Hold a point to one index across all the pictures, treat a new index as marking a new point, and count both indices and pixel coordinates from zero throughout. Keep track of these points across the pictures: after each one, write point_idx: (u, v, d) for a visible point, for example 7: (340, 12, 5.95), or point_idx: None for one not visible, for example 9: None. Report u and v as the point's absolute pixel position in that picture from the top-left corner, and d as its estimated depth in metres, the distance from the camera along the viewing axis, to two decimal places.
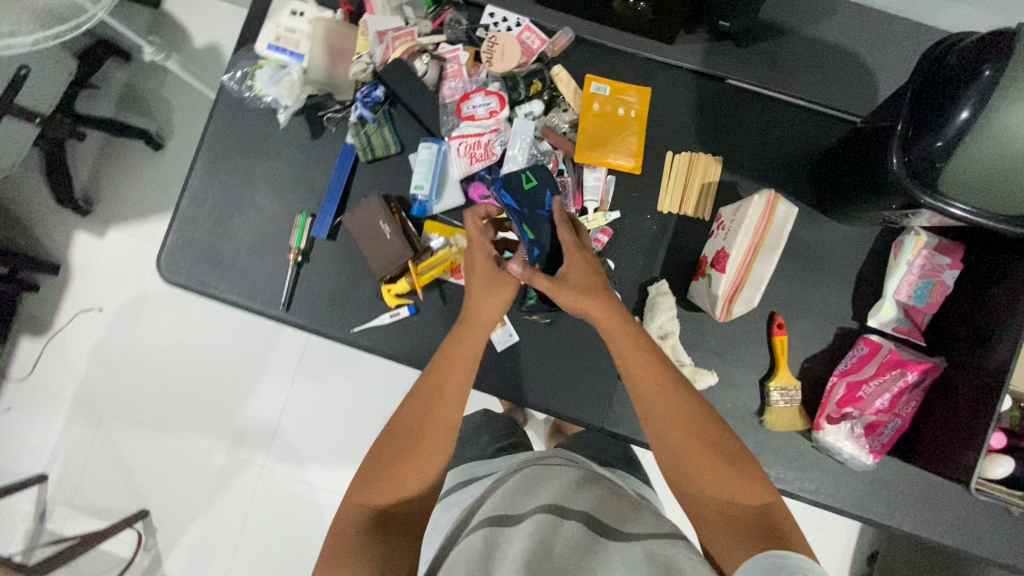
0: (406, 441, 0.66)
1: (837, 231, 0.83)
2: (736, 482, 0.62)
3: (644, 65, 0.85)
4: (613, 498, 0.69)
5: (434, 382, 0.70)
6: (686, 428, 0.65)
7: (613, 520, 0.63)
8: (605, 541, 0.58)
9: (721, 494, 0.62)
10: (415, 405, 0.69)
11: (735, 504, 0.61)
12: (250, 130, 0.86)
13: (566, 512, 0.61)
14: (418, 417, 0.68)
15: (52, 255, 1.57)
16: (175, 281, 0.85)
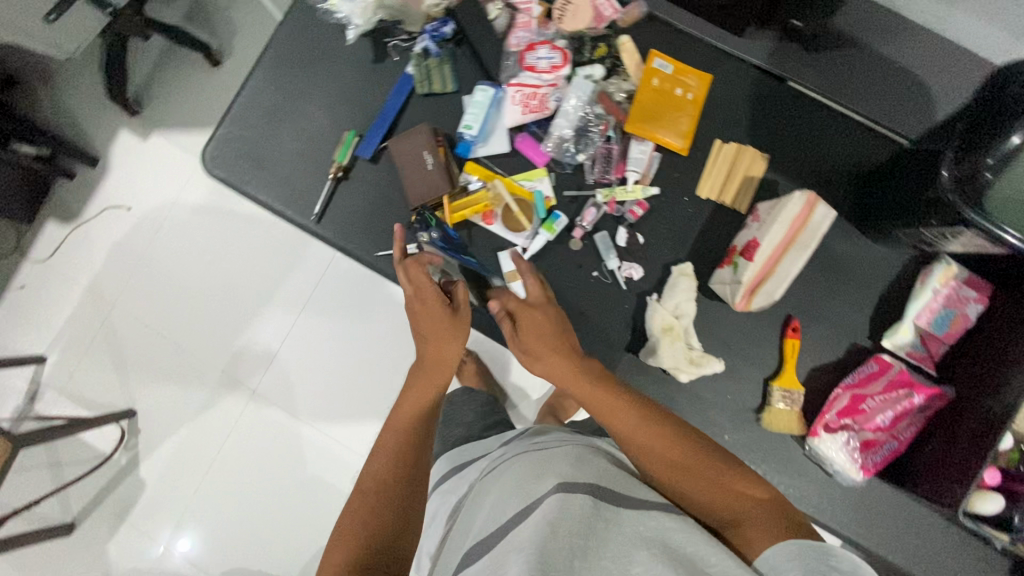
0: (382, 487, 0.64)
1: (868, 249, 0.83)
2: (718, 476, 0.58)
3: (709, 52, 0.86)
4: (605, 460, 0.66)
5: (405, 424, 0.70)
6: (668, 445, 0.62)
7: (614, 485, 0.60)
8: (610, 506, 0.56)
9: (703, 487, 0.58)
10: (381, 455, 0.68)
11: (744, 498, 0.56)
12: (316, 42, 0.88)
13: (570, 487, 0.57)
14: (388, 467, 0.66)
15: (93, 147, 1.60)
16: (216, 173, 0.87)
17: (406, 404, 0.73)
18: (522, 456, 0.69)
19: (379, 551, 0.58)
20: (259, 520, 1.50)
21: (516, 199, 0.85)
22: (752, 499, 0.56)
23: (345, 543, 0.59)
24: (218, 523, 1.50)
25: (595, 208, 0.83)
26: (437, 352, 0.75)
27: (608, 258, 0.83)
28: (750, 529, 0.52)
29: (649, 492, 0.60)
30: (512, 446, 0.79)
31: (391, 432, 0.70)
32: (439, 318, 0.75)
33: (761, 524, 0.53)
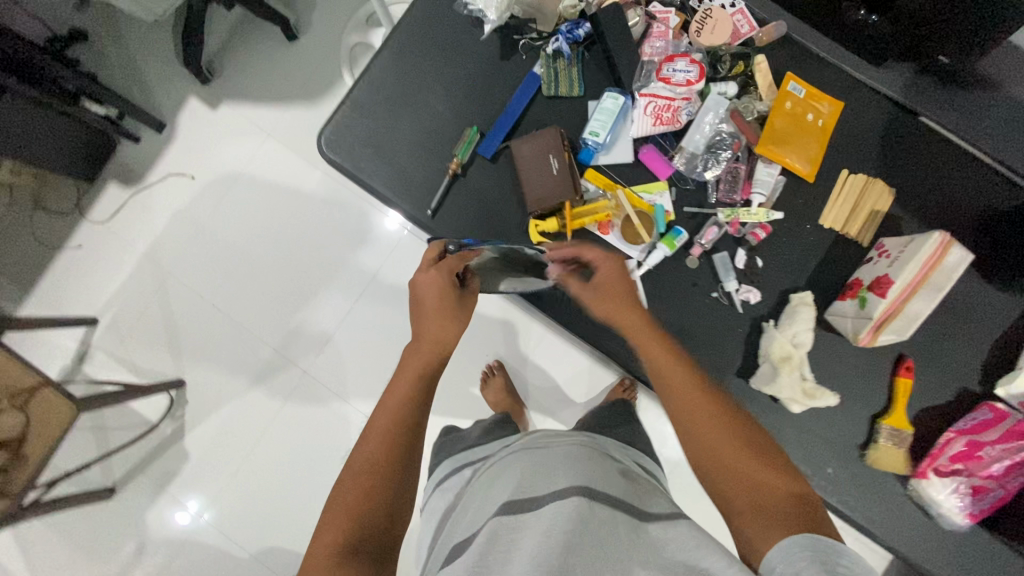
0: (379, 466, 0.64)
1: (985, 293, 0.83)
2: (740, 460, 0.59)
3: (843, 78, 0.84)
4: (598, 464, 0.69)
5: (404, 402, 0.70)
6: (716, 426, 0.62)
7: (609, 489, 0.62)
8: (603, 506, 0.59)
9: (723, 470, 0.60)
10: (380, 428, 0.68)
11: (773, 494, 0.56)
12: (444, 32, 0.86)
13: (567, 485, 0.61)
14: (385, 449, 0.66)
15: (161, 112, 1.58)
16: (332, 157, 0.86)
17: (405, 378, 0.72)
18: (525, 455, 0.71)
19: (368, 531, 0.61)
20: (302, 503, 1.49)
21: (638, 212, 0.84)
22: (771, 492, 0.57)
23: (336, 515, 0.61)
24: (260, 502, 1.49)
25: (717, 227, 0.82)
26: (437, 331, 0.73)
27: (726, 280, 0.82)
28: (752, 525, 0.55)
29: (637, 501, 0.63)
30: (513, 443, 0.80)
31: (387, 408, 0.69)
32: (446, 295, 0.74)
33: (765, 518, 0.54)
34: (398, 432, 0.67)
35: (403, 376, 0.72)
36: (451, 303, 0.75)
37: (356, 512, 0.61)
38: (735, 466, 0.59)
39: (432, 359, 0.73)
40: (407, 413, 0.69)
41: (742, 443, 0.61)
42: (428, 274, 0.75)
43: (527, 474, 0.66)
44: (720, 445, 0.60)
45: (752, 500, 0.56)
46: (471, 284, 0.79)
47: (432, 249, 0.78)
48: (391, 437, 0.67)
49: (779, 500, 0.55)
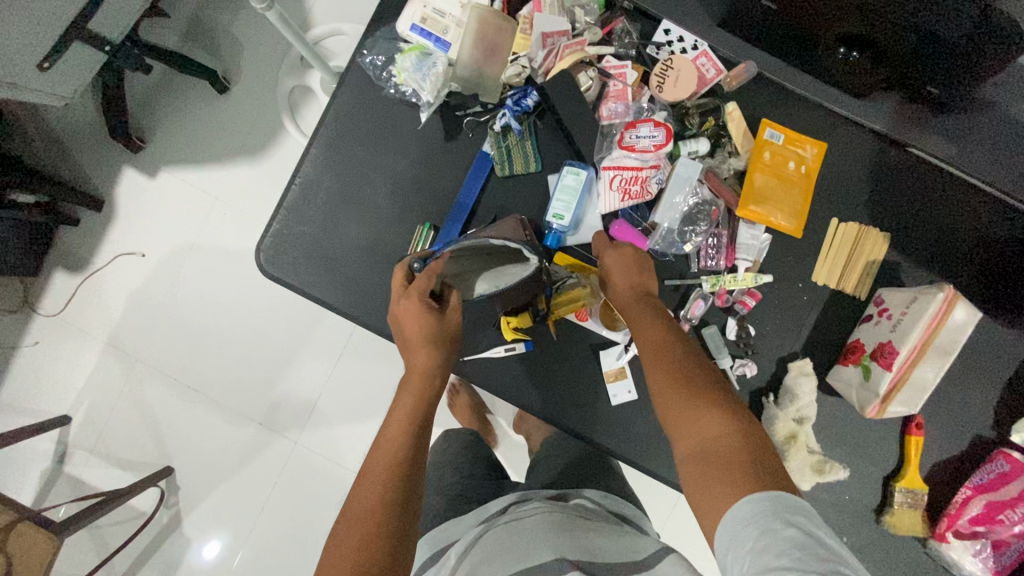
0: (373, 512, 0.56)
1: (996, 332, 0.77)
2: (694, 410, 0.57)
3: (825, 117, 0.77)
4: (582, 526, 0.65)
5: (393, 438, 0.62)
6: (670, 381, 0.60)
7: (583, 553, 0.59)
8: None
9: (680, 423, 0.58)
10: (374, 472, 0.60)
11: (719, 445, 0.55)
12: (377, 118, 0.76)
13: (538, 565, 0.57)
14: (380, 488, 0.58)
15: (98, 189, 1.47)
16: (274, 274, 0.77)
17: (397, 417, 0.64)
18: (493, 531, 0.66)
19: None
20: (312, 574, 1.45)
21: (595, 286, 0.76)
22: (721, 440, 0.55)
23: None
24: None
25: (703, 300, 0.76)
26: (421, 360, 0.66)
27: (720, 358, 0.76)
28: (700, 485, 0.54)
29: (617, 557, 0.60)
30: (492, 510, 0.73)
31: (379, 452, 0.62)
32: (424, 319, 0.66)
33: (711, 476, 0.53)
34: (396, 474, 0.59)
35: (397, 410, 0.65)
36: (432, 324, 0.66)
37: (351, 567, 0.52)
38: (686, 416, 0.58)
39: (422, 391, 0.66)
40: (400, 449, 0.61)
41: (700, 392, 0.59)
42: (401, 300, 0.67)
43: (490, 547, 0.63)
44: (681, 396, 0.59)
45: (700, 453, 0.56)
46: (451, 298, 0.68)
47: (398, 273, 0.69)
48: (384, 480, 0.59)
49: (730, 449, 0.54)
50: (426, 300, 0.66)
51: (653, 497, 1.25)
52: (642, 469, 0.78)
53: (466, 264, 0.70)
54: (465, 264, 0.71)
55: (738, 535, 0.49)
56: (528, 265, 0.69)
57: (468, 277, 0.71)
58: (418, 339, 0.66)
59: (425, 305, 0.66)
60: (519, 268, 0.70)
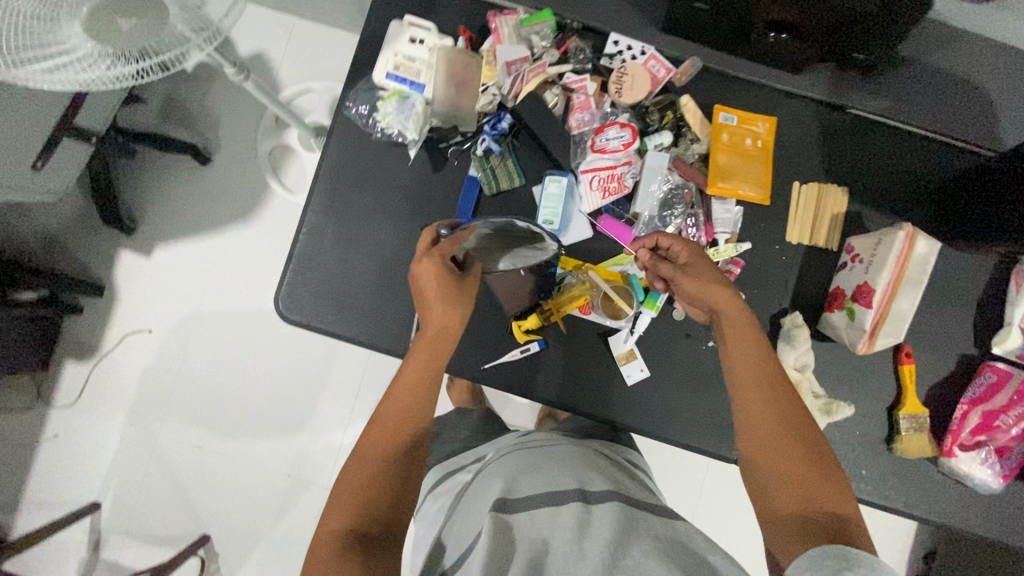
0: (384, 457, 0.63)
1: (959, 259, 0.84)
2: (811, 481, 0.59)
3: (769, 94, 0.85)
4: (593, 464, 0.71)
5: (411, 389, 0.67)
6: (779, 427, 0.62)
7: (583, 479, 0.65)
8: (596, 496, 0.62)
9: (777, 470, 0.61)
10: (389, 419, 0.66)
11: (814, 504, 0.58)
12: (368, 162, 0.83)
13: (555, 494, 0.62)
14: (393, 433, 0.65)
15: (97, 276, 1.51)
16: (295, 319, 0.82)
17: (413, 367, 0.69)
18: (518, 458, 0.72)
19: (373, 516, 0.60)
20: None
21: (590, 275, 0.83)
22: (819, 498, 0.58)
23: (341, 505, 0.60)
24: None
25: None
26: (438, 320, 0.71)
27: None
28: (786, 526, 0.58)
29: (612, 482, 0.66)
30: (513, 445, 0.81)
31: (396, 397, 0.67)
32: (446, 282, 0.72)
33: (807, 540, 0.56)
34: (405, 427, 0.65)
35: (414, 360, 0.69)
36: (453, 285, 0.73)
37: (361, 502, 0.60)
38: (795, 481, 0.60)
39: (435, 349, 0.70)
40: (413, 401, 0.67)
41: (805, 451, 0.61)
42: (422, 258, 0.72)
43: (515, 469, 0.69)
44: (788, 449, 0.61)
45: (799, 519, 0.57)
46: (471, 269, 0.77)
47: (425, 235, 0.75)
48: (397, 429, 0.65)
49: (829, 522, 0.57)
50: (448, 263, 0.73)
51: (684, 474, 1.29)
52: (667, 442, 0.83)
53: (489, 241, 0.78)
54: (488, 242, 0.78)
55: (814, 562, 0.51)
56: (546, 249, 0.79)
57: (488, 254, 0.79)
58: (436, 298, 0.72)
59: (446, 267, 0.72)
60: (534, 252, 0.80)
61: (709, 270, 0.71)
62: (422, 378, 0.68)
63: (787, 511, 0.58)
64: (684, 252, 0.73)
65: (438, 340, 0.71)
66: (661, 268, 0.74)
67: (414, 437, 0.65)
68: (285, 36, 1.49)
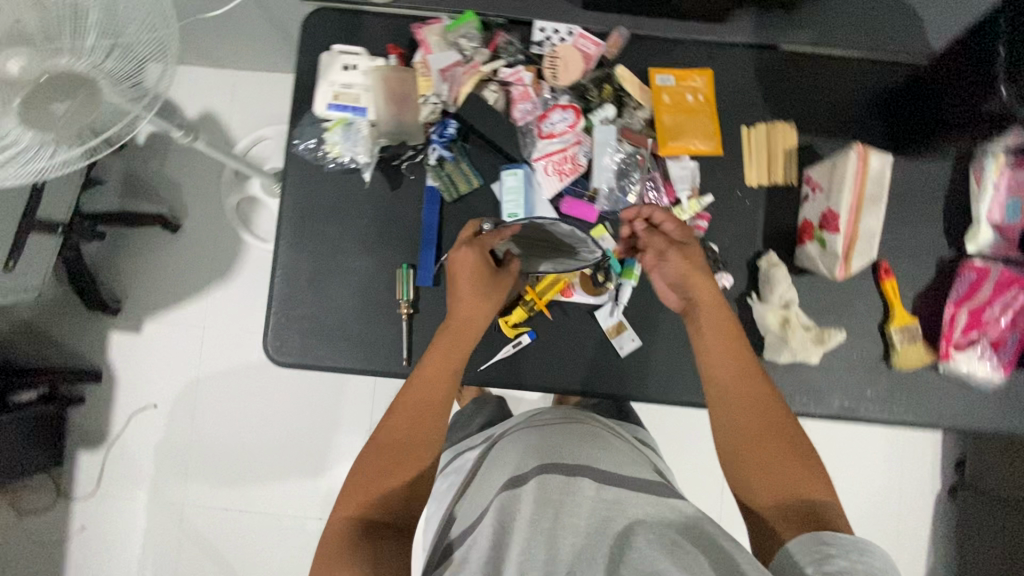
0: (397, 448, 0.70)
1: (916, 167, 0.86)
2: (799, 475, 0.64)
3: (700, 49, 0.87)
4: (597, 437, 0.76)
5: (430, 382, 0.73)
6: (758, 419, 0.68)
7: (590, 456, 0.70)
8: (609, 470, 0.68)
9: (760, 463, 0.66)
10: (409, 410, 0.72)
11: (796, 492, 0.63)
12: (327, 195, 0.84)
13: (570, 467, 0.68)
14: (409, 423, 0.71)
15: (93, 363, 1.51)
16: (288, 360, 0.83)
17: (434, 362, 0.74)
18: (530, 428, 0.79)
19: (383, 505, 0.67)
20: None
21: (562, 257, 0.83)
22: (801, 487, 0.64)
23: (357, 492, 0.67)
24: None
25: None
26: (465, 313, 0.76)
27: None
28: (772, 513, 0.63)
29: (618, 457, 0.72)
30: (523, 420, 0.88)
31: (416, 390, 0.73)
32: (480, 275, 0.76)
33: (793, 524, 0.61)
34: (423, 420, 0.72)
35: (435, 354, 0.75)
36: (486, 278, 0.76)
37: (377, 490, 0.67)
38: (778, 474, 0.65)
39: (458, 343, 0.76)
40: (434, 396, 0.73)
41: (784, 442, 0.67)
42: (462, 248, 0.76)
43: (528, 442, 0.76)
44: (767, 441, 0.67)
45: (782, 505, 0.63)
46: (509, 264, 0.80)
47: (468, 227, 0.79)
48: (416, 421, 0.72)
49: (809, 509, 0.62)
50: (485, 257, 0.77)
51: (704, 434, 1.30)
52: (672, 404, 0.84)
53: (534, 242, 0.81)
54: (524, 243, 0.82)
55: (804, 547, 0.55)
56: (586, 258, 0.81)
57: (531, 257, 0.83)
58: (468, 293, 0.76)
59: (483, 259, 0.76)
60: (571, 260, 0.81)
61: (694, 256, 0.74)
62: (443, 375, 0.74)
63: (773, 501, 0.64)
64: (675, 230, 0.76)
65: (463, 334, 0.76)
66: (651, 243, 0.76)
67: (428, 431, 0.72)
68: (229, 90, 1.51)
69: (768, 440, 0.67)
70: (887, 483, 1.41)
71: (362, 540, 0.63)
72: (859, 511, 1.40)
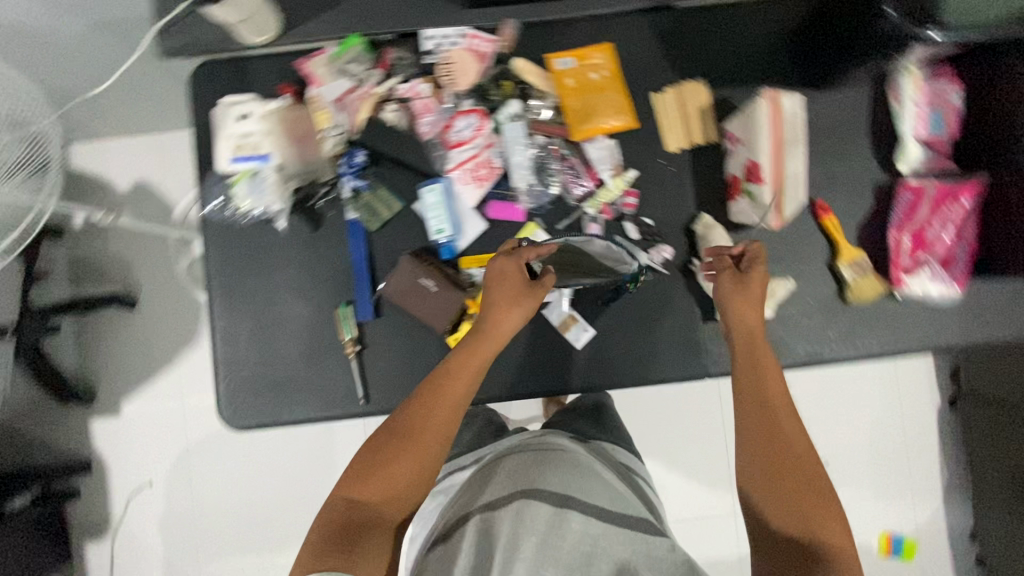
0: (409, 442, 0.65)
1: (834, 98, 0.84)
2: (826, 511, 0.60)
3: (594, 23, 0.84)
4: (587, 469, 0.76)
5: (457, 380, 0.69)
6: (782, 440, 0.65)
7: (593, 498, 0.70)
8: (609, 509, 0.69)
9: (782, 489, 0.62)
10: (437, 407, 0.68)
11: (818, 532, 0.59)
12: (249, 250, 0.82)
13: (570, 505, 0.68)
14: (431, 418, 0.67)
15: (80, 455, 1.50)
16: (246, 423, 0.82)
17: (467, 364, 0.70)
18: (532, 455, 0.77)
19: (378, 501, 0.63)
20: None
21: None
22: (828, 530, 0.59)
23: (360, 479, 0.63)
24: None
25: (596, 222, 0.83)
26: (501, 316, 0.73)
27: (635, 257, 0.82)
28: (784, 545, 0.60)
29: (626, 500, 0.73)
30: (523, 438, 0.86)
31: (445, 386, 0.69)
32: (518, 287, 0.73)
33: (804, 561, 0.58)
34: (448, 420, 0.68)
35: (466, 353, 0.71)
36: (523, 288, 0.73)
37: (383, 480, 0.64)
38: (798, 502, 0.61)
39: (490, 346, 0.72)
40: (462, 401, 0.69)
41: (810, 473, 0.63)
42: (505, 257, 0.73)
43: (528, 468, 0.74)
44: (793, 467, 0.63)
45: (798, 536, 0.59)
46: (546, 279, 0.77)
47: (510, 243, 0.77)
48: (442, 418, 0.67)
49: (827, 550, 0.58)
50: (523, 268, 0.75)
51: (695, 401, 1.29)
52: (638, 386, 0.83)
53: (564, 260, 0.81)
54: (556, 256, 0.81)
55: None
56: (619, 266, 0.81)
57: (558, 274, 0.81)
58: (506, 299, 0.73)
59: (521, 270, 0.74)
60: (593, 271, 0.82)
61: (751, 285, 0.74)
62: (473, 378, 0.70)
63: (790, 529, 0.60)
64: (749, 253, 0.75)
65: (495, 336, 0.73)
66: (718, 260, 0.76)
67: (448, 433, 0.67)
68: (156, 157, 1.49)
69: (794, 467, 0.64)
70: (887, 409, 1.41)
71: (343, 537, 0.59)
72: (864, 442, 1.40)
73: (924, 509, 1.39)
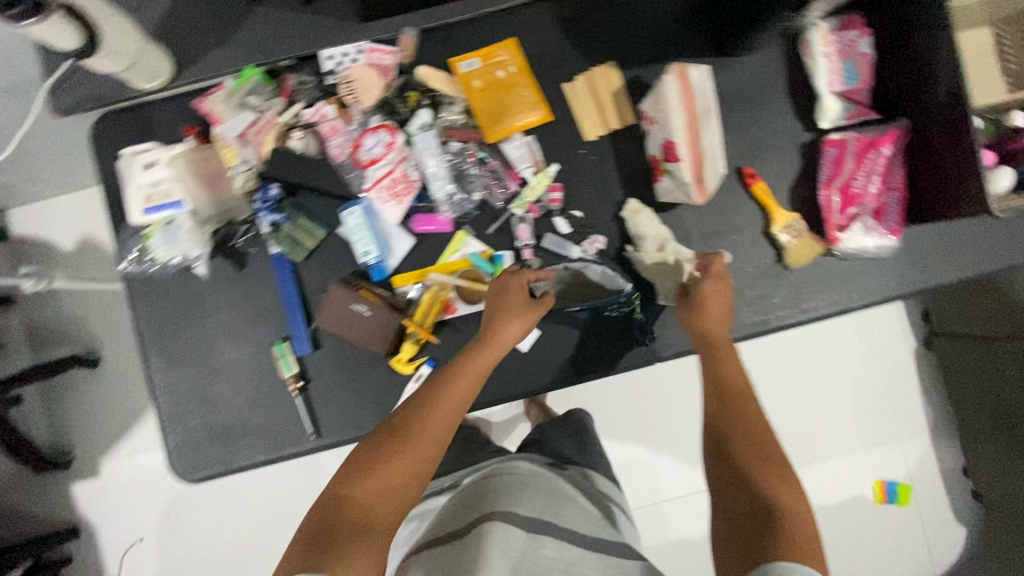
0: (406, 443, 0.61)
1: (747, 64, 0.83)
2: (792, 496, 0.56)
3: (494, 20, 0.82)
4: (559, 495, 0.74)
5: (456, 384, 0.66)
6: (750, 428, 0.63)
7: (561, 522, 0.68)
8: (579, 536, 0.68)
9: (750, 468, 0.59)
10: (438, 412, 0.64)
11: (782, 511, 0.55)
12: (178, 298, 0.81)
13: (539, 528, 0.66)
14: (431, 421, 0.63)
15: (66, 519, 1.48)
16: (198, 475, 0.80)
17: (469, 370, 0.67)
18: (509, 478, 0.76)
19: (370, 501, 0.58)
20: None
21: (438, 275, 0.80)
22: (794, 512, 0.55)
23: (354, 477, 0.59)
24: None
25: (524, 222, 0.81)
26: (499, 325, 0.70)
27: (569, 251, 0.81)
28: (742, 523, 0.55)
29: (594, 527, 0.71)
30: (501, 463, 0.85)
31: (446, 391, 0.66)
32: (518, 301, 0.72)
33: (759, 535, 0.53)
34: (447, 427, 0.64)
35: (467, 359, 0.68)
36: (523, 304, 0.73)
37: (377, 480, 0.59)
38: (764, 480, 0.58)
39: (489, 354, 0.69)
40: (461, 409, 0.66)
41: (775, 462, 0.60)
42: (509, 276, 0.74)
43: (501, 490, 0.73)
44: (763, 453, 0.61)
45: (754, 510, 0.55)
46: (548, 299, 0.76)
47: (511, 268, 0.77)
48: (442, 423, 0.64)
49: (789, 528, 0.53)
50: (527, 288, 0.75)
51: (670, 382, 1.28)
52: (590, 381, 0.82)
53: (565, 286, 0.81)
54: (560, 282, 0.80)
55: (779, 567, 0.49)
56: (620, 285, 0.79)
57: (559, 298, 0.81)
58: (507, 311, 0.72)
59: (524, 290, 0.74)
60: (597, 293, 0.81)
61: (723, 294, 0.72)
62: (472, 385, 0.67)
63: (750, 504, 0.56)
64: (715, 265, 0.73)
65: (494, 346, 0.70)
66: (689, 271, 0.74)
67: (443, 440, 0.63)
68: (100, 211, 1.46)
69: (760, 453, 0.61)
70: (863, 362, 1.40)
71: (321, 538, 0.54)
72: (844, 398, 1.40)
73: (913, 456, 1.39)
